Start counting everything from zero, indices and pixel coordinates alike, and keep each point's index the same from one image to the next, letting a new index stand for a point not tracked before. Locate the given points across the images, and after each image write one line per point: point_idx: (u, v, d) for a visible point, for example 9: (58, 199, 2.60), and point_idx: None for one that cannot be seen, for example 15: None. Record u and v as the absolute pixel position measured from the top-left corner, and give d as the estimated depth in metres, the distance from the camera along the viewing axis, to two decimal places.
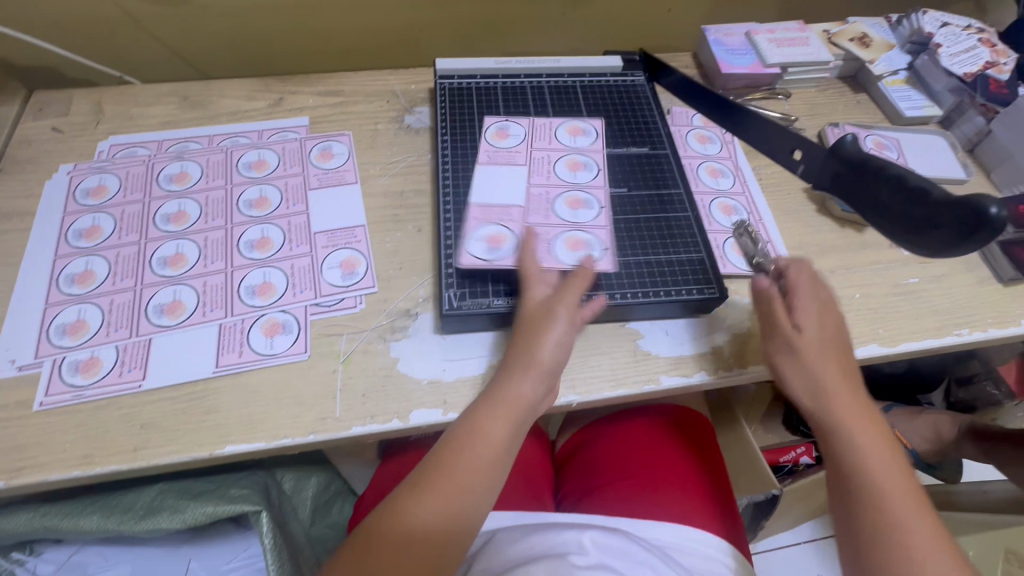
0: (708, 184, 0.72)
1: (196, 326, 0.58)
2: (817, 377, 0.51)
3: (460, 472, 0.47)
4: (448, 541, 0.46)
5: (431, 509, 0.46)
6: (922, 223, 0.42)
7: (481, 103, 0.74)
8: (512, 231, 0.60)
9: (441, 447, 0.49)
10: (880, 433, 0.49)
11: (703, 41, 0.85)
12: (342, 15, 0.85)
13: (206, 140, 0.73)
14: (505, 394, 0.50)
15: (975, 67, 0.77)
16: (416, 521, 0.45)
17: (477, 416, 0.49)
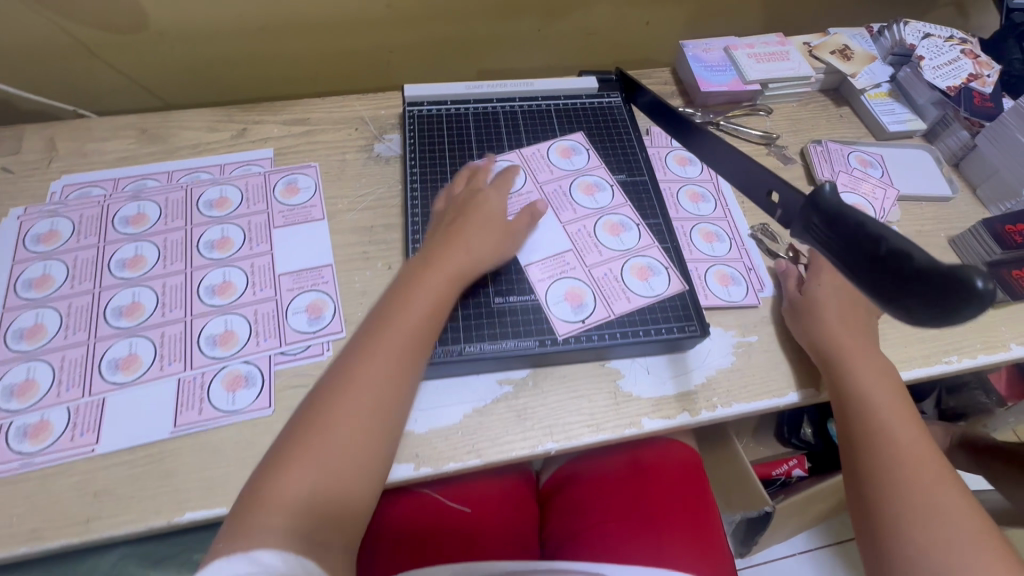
0: (689, 210, 0.70)
1: (153, 382, 0.55)
2: (837, 336, 0.57)
3: (392, 337, 0.48)
4: (393, 401, 0.47)
5: (370, 377, 0.46)
6: (881, 284, 0.31)
7: (452, 129, 0.72)
8: (582, 281, 0.61)
9: (367, 330, 0.49)
10: (892, 393, 0.55)
11: (681, 57, 0.83)
12: (308, 38, 0.82)
13: (165, 177, 0.69)
14: (445, 259, 0.54)
15: (958, 81, 0.75)
16: (359, 388, 0.46)
17: (407, 289, 0.52)
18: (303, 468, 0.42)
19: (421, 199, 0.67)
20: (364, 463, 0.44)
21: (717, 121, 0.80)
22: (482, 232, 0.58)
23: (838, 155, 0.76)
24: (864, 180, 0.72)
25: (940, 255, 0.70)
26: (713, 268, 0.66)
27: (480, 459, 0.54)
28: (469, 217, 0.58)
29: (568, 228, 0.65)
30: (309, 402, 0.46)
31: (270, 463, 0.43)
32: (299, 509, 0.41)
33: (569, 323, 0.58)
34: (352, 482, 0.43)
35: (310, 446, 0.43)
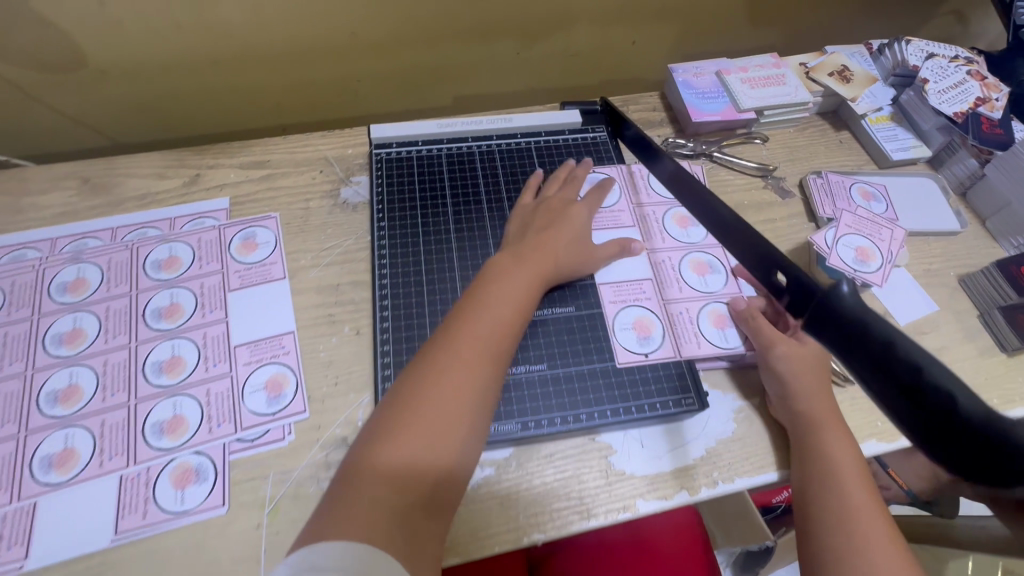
0: (677, 237, 0.66)
1: (90, 481, 0.49)
2: (806, 396, 0.53)
3: (489, 323, 0.49)
4: (487, 392, 0.46)
5: (465, 363, 0.46)
6: (925, 434, 0.26)
7: (423, 173, 0.67)
8: (654, 311, 0.60)
9: (460, 313, 0.49)
10: (857, 463, 0.50)
11: (670, 82, 0.78)
12: (267, 69, 0.75)
13: (109, 235, 0.63)
14: (540, 253, 0.56)
15: (965, 105, 0.70)
16: (452, 375, 0.45)
17: (498, 278, 0.52)
18: (400, 444, 0.42)
19: (389, 252, 0.62)
20: (460, 445, 0.44)
21: (710, 152, 0.74)
22: (574, 245, 0.59)
23: (840, 188, 0.71)
24: (870, 219, 0.65)
25: (949, 296, 0.65)
26: (706, 307, 0.61)
27: (460, 559, 0.48)
28: (560, 226, 0.59)
29: (655, 257, 0.64)
30: (402, 380, 0.46)
31: (363, 442, 0.43)
32: (391, 484, 0.41)
33: (639, 357, 0.57)
34: (446, 466, 0.43)
35: (405, 425, 0.43)
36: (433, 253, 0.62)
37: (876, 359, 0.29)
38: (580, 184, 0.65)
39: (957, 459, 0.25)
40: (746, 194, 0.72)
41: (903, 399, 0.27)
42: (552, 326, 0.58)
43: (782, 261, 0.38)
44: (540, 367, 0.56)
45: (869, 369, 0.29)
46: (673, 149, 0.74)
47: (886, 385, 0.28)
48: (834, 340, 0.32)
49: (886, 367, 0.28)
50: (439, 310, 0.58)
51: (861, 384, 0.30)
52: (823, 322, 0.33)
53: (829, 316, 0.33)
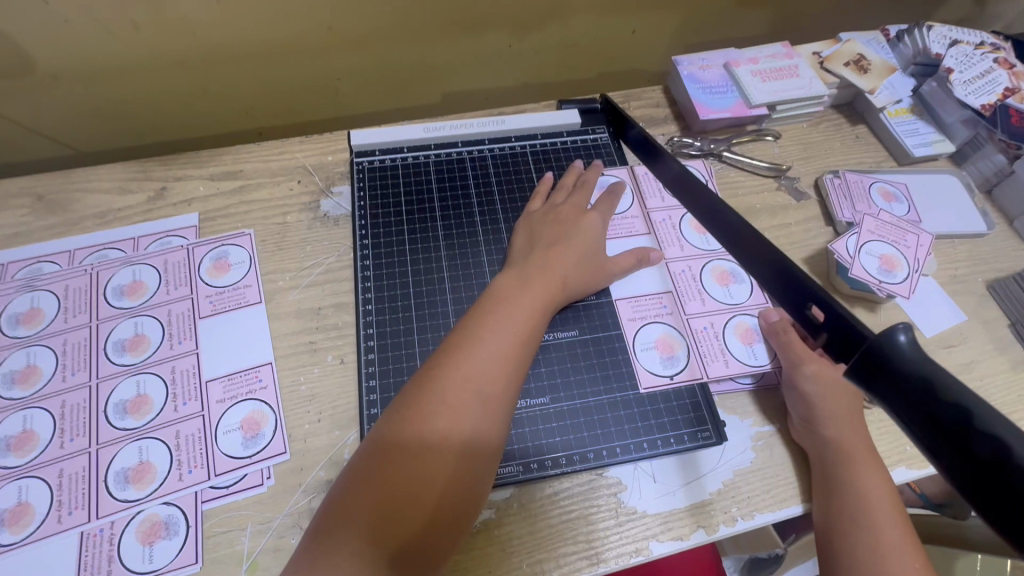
0: (697, 245, 0.61)
1: (47, 540, 0.44)
2: (834, 424, 0.48)
3: (489, 350, 0.44)
4: (486, 428, 0.41)
5: (462, 394, 0.41)
6: (992, 511, 0.22)
7: (410, 182, 0.62)
8: (675, 328, 0.56)
9: (456, 336, 0.45)
10: (890, 501, 0.45)
11: (675, 75, 0.72)
12: (237, 70, 0.69)
13: (66, 258, 0.58)
14: (544, 272, 0.51)
15: (993, 96, 0.65)
16: (446, 407, 0.41)
17: (499, 298, 0.48)
18: (385, 487, 0.38)
19: (374, 272, 0.57)
20: (454, 488, 0.39)
21: (719, 151, 0.69)
22: (584, 260, 0.54)
23: (859, 189, 0.66)
24: (894, 223, 0.60)
25: (978, 304, 0.61)
26: (731, 321, 0.56)
27: None
28: (569, 239, 0.54)
29: (672, 267, 0.59)
30: (392, 411, 0.42)
31: (347, 482, 0.39)
32: (374, 534, 0.36)
33: (662, 381, 0.53)
34: (437, 514, 0.38)
35: (391, 466, 0.39)
36: (422, 273, 0.57)
37: (953, 436, 0.23)
38: (591, 189, 0.60)
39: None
40: (758, 196, 0.67)
41: (986, 486, 0.22)
42: (554, 352, 0.53)
43: (814, 290, 0.34)
44: (542, 400, 0.51)
45: (944, 447, 0.24)
46: (680, 149, 0.69)
47: (971, 470, 0.23)
48: (888, 399, 0.27)
49: (973, 449, 0.23)
50: (430, 336, 0.54)
51: (931, 460, 0.25)
52: (874, 375, 0.28)
53: (881, 368, 0.27)
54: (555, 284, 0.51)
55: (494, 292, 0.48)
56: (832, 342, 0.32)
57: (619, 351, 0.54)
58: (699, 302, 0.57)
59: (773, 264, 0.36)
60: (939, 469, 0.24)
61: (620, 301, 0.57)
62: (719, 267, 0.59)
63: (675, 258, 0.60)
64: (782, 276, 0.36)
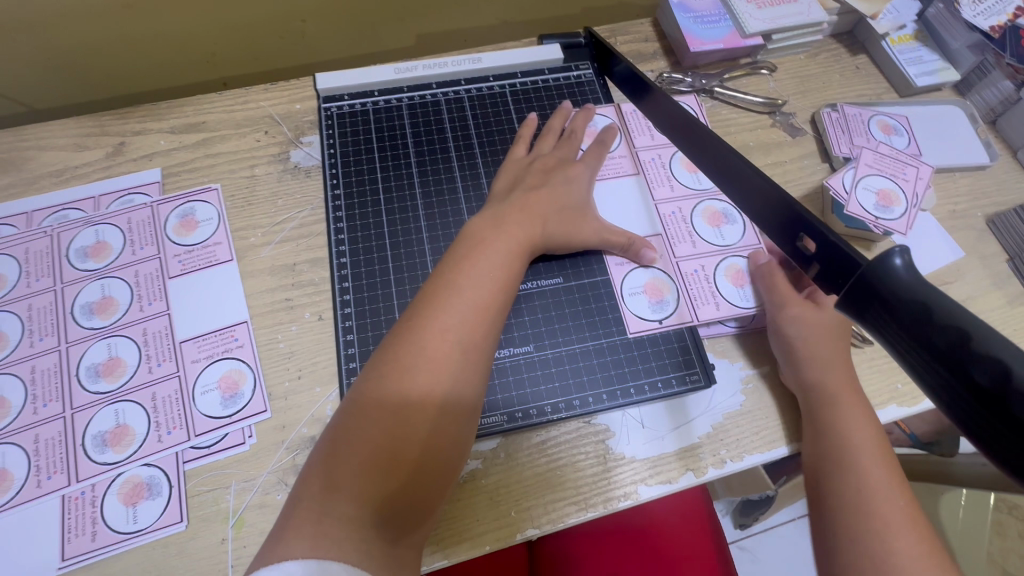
0: (687, 184, 0.58)
1: (28, 504, 0.44)
2: (823, 366, 0.47)
3: (468, 299, 0.42)
4: (469, 378, 0.40)
5: (443, 346, 0.40)
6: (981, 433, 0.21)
7: (382, 127, 0.58)
8: (665, 272, 0.54)
9: (431, 287, 0.43)
10: (879, 438, 0.45)
11: (664, 5, 0.67)
12: (192, 12, 0.64)
13: (23, 220, 0.55)
14: (513, 217, 0.48)
15: (1002, 17, 0.60)
16: (427, 359, 0.39)
17: (475, 243, 0.45)
18: (370, 448, 0.36)
19: (346, 223, 0.54)
20: (440, 441, 0.39)
21: (711, 87, 0.65)
22: (565, 203, 0.51)
23: (857, 123, 0.63)
24: (893, 156, 0.57)
25: (976, 240, 0.59)
26: (722, 262, 0.54)
27: (447, 561, 0.44)
28: (553, 184, 0.51)
29: (661, 210, 0.57)
30: (369, 369, 0.40)
31: (328, 446, 0.37)
32: (365, 495, 0.35)
33: (649, 325, 0.52)
34: (425, 468, 0.38)
35: (375, 423, 0.37)
36: (399, 223, 0.54)
37: (948, 361, 0.22)
38: (578, 138, 0.56)
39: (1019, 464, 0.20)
40: (752, 134, 0.64)
41: (977, 408, 0.21)
42: (538, 300, 0.52)
43: (809, 220, 0.32)
44: (525, 349, 0.50)
45: (938, 372, 0.22)
46: (669, 86, 0.65)
47: (964, 395, 0.21)
48: (882, 327, 0.25)
49: (966, 373, 0.21)
50: (408, 288, 0.52)
51: (921, 384, 0.23)
52: (868, 304, 0.26)
53: (877, 297, 0.26)
54: (535, 226, 0.48)
55: (470, 238, 0.46)
56: (826, 272, 0.31)
57: (608, 298, 0.53)
58: (690, 244, 0.55)
59: (769, 197, 0.34)
60: (932, 396, 0.23)
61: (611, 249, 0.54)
62: (708, 207, 0.57)
63: (665, 199, 0.57)
64: (778, 209, 0.34)
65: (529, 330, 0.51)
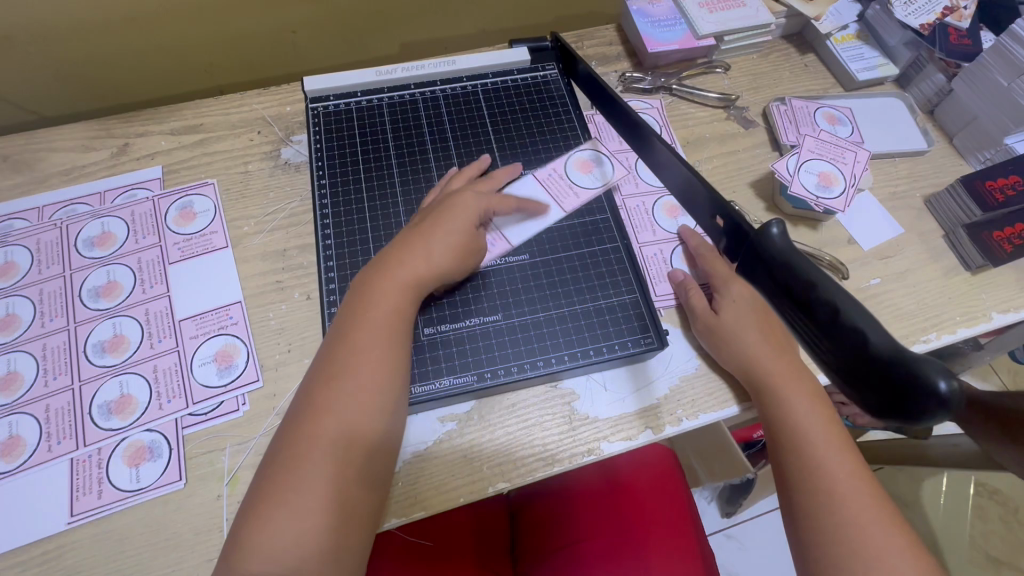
0: (651, 182, 0.64)
1: (40, 466, 0.48)
2: (738, 335, 0.51)
3: (368, 357, 0.43)
4: (378, 430, 0.42)
5: (357, 405, 0.41)
6: (847, 382, 0.26)
7: (364, 125, 0.64)
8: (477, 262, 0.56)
9: (327, 353, 0.44)
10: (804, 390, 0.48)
11: (625, 12, 0.73)
12: (192, 24, 0.70)
13: (35, 215, 0.60)
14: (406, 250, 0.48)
15: (932, 16, 0.66)
16: (341, 421, 0.41)
17: (369, 293, 0.46)
18: (281, 524, 0.38)
19: (331, 207, 0.59)
20: (353, 490, 0.40)
21: (670, 84, 0.71)
22: (449, 235, 0.49)
23: (804, 114, 0.68)
24: (834, 142, 0.63)
25: (914, 218, 0.64)
26: (679, 247, 0.60)
27: (426, 512, 0.48)
28: (433, 215, 0.50)
29: (627, 202, 0.63)
30: (288, 425, 0.42)
31: (252, 499, 0.39)
32: (286, 551, 0.37)
33: None
34: (347, 518, 0.40)
35: (289, 484, 0.39)
36: (380, 209, 0.59)
37: (804, 305, 0.28)
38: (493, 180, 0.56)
39: (874, 405, 0.25)
40: (708, 126, 0.69)
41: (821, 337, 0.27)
42: (507, 276, 0.56)
43: (725, 205, 0.37)
44: (494, 317, 0.54)
45: (797, 311, 0.28)
46: (631, 85, 0.71)
47: (813, 329, 0.27)
48: (765, 283, 0.31)
49: (831, 333, 0.26)
50: None
51: (792, 327, 0.29)
52: (755, 265, 0.32)
53: (761, 259, 0.31)
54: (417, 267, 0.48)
55: (370, 279, 0.47)
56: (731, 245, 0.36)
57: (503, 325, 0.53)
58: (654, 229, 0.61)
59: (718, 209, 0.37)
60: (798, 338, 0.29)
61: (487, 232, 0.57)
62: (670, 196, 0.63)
63: (631, 195, 0.63)
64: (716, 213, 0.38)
65: (452, 346, 0.52)
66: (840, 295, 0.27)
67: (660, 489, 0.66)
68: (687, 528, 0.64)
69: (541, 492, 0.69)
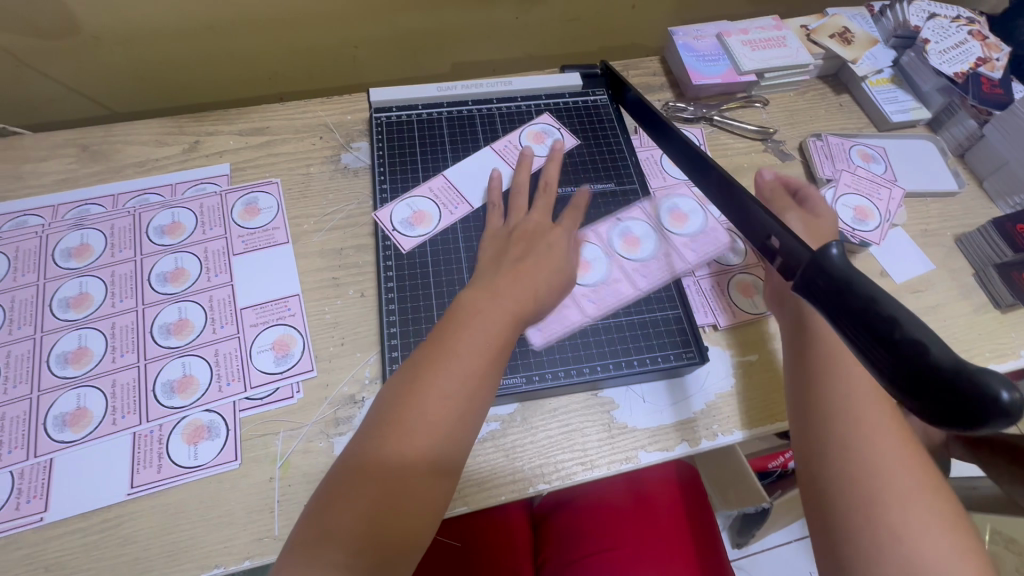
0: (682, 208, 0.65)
1: (104, 438, 0.50)
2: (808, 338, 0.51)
3: (471, 363, 0.44)
4: (466, 434, 0.43)
5: (453, 410, 0.43)
6: (910, 393, 0.28)
7: (423, 135, 0.67)
8: (430, 229, 0.61)
9: (429, 356, 0.45)
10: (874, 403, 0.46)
11: (671, 45, 0.77)
12: (266, 36, 0.74)
13: (110, 201, 0.63)
14: (518, 275, 0.50)
15: (966, 66, 0.70)
16: (437, 423, 0.42)
17: (473, 309, 0.47)
18: (347, 510, 0.39)
19: (391, 197, 0.63)
20: (424, 488, 0.41)
21: (710, 115, 0.74)
22: (545, 269, 0.52)
23: (839, 151, 0.71)
24: (869, 179, 0.68)
25: (945, 256, 0.66)
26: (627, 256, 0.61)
27: (467, 508, 0.50)
28: (536, 255, 0.52)
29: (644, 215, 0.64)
30: (380, 419, 0.43)
31: (333, 483, 0.41)
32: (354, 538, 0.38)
33: (406, 239, 0.60)
34: (419, 517, 0.40)
35: (378, 480, 0.40)
36: (442, 198, 0.63)
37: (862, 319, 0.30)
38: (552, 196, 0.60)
39: (934, 412, 0.27)
40: (746, 157, 0.72)
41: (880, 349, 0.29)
42: None
43: (776, 226, 0.39)
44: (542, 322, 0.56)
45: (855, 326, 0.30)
46: (674, 113, 0.75)
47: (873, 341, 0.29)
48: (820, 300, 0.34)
49: (892, 343, 0.28)
50: (442, 269, 0.59)
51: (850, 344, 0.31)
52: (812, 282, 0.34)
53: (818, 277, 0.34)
54: (526, 292, 0.50)
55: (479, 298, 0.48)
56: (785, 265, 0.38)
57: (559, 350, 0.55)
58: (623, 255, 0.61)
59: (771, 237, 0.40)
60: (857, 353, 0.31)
61: (405, 244, 0.60)
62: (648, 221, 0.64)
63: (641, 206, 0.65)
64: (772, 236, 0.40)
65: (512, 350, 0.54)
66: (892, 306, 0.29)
67: (688, 508, 0.68)
68: (708, 555, 0.63)
69: (567, 502, 0.71)
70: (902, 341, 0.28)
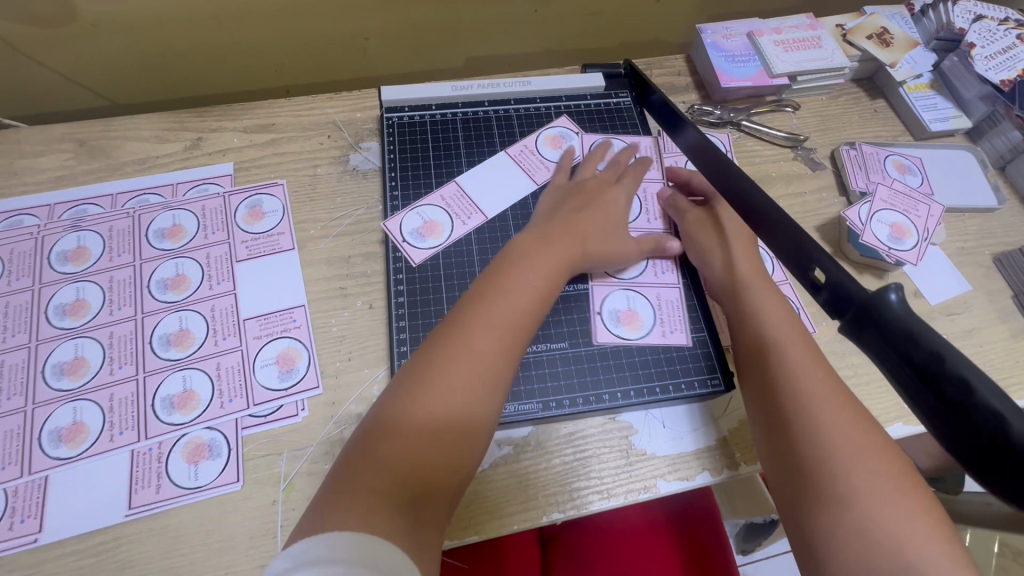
0: None
1: (101, 455, 0.48)
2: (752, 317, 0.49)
3: (513, 309, 0.44)
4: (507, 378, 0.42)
5: (495, 352, 0.42)
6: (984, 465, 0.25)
7: (436, 138, 0.64)
8: (443, 240, 0.58)
9: (476, 298, 0.45)
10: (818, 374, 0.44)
11: (698, 43, 0.73)
12: (273, 26, 0.71)
13: (109, 201, 0.60)
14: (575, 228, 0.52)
15: (1012, 73, 0.65)
16: (482, 359, 0.41)
17: (522, 259, 0.48)
18: (390, 447, 0.37)
19: (402, 205, 0.61)
20: (466, 432, 0.39)
21: (738, 120, 0.71)
22: (605, 225, 0.55)
23: (873, 161, 0.67)
24: (907, 193, 0.62)
25: (982, 276, 0.63)
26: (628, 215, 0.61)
27: (478, 537, 0.47)
28: (595, 208, 0.55)
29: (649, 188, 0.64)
30: (422, 356, 0.41)
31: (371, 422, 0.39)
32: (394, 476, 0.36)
33: (418, 250, 0.58)
34: (459, 465, 0.38)
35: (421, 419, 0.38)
36: (455, 207, 0.60)
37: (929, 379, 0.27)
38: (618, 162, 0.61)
39: (1010, 491, 0.25)
40: (774, 165, 0.69)
41: (949, 416, 0.26)
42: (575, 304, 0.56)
43: (822, 258, 0.36)
44: (561, 345, 0.54)
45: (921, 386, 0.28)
46: (699, 117, 0.71)
47: (942, 407, 0.27)
48: (877, 347, 0.31)
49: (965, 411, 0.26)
50: (455, 283, 0.56)
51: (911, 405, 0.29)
52: (866, 327, 0.31)
53: (874, 323, 0.31)
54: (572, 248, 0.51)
55: (503, 271, 0.47)
56: (830, 303, 0.35)
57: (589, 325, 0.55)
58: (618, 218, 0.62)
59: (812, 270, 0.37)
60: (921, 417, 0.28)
61: (416, 256, 0.57)
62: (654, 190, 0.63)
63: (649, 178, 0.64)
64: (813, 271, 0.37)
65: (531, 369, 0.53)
66: (962, 367, 0.26)
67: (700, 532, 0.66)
68: None
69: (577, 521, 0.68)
70: (978, 411, 0.25)
